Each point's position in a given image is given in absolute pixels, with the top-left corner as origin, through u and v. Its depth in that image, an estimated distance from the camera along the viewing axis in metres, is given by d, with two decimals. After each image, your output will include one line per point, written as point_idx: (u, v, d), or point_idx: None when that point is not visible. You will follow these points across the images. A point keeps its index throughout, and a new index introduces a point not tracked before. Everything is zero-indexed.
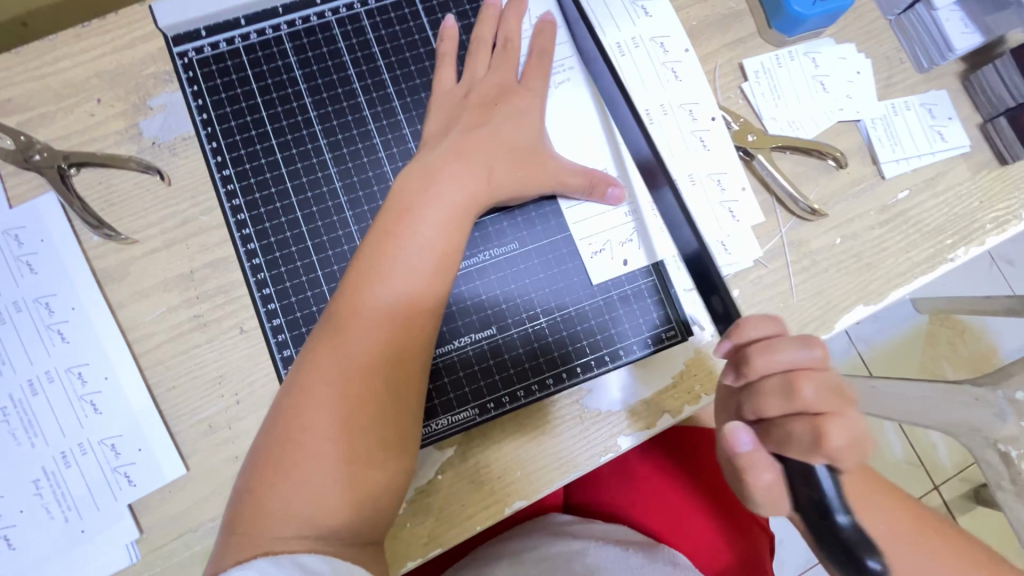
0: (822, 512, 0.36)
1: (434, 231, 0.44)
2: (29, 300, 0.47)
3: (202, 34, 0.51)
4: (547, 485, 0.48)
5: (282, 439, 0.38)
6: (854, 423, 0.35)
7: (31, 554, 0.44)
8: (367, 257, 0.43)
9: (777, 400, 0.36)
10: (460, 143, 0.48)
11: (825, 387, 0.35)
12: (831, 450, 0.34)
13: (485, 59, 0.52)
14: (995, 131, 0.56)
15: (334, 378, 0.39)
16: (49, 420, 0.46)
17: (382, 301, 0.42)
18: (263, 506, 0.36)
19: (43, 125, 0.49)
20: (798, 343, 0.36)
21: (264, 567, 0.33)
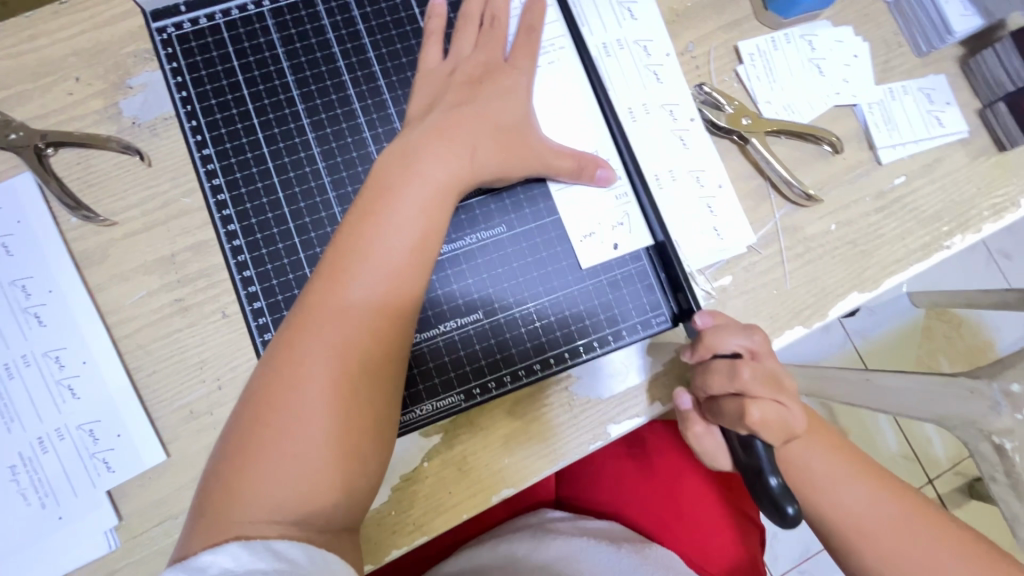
0: (757, 473, 0.38)
1: (415, 212, 0.43)
2: (5, 283, 0.46)
3: (182, 10, 0.50)
4: (534, 474, 0.47)
5: (255, 423, 0.37)
6: (779, 403, 0.41)
7: (7, 540, 0.44)
8: (346, 239, 0.42)
9: (720, 378, 0.42)
10: (445, 121, 0.46)
11: (760, 372, 0.41)
12: (750, 422, 0.39)
13: (472, 39, 0.50)
14: (994, 117, 0.55)
15: (310, 361, 0.38)
16: (25, 405, 0.45)
17: (360, 284, 0.41)
18: (234, 491, 0.36)
19: (19, 104, 0.48)
20: (745, 333, 0.44)
21: (237, 553, 0.33)
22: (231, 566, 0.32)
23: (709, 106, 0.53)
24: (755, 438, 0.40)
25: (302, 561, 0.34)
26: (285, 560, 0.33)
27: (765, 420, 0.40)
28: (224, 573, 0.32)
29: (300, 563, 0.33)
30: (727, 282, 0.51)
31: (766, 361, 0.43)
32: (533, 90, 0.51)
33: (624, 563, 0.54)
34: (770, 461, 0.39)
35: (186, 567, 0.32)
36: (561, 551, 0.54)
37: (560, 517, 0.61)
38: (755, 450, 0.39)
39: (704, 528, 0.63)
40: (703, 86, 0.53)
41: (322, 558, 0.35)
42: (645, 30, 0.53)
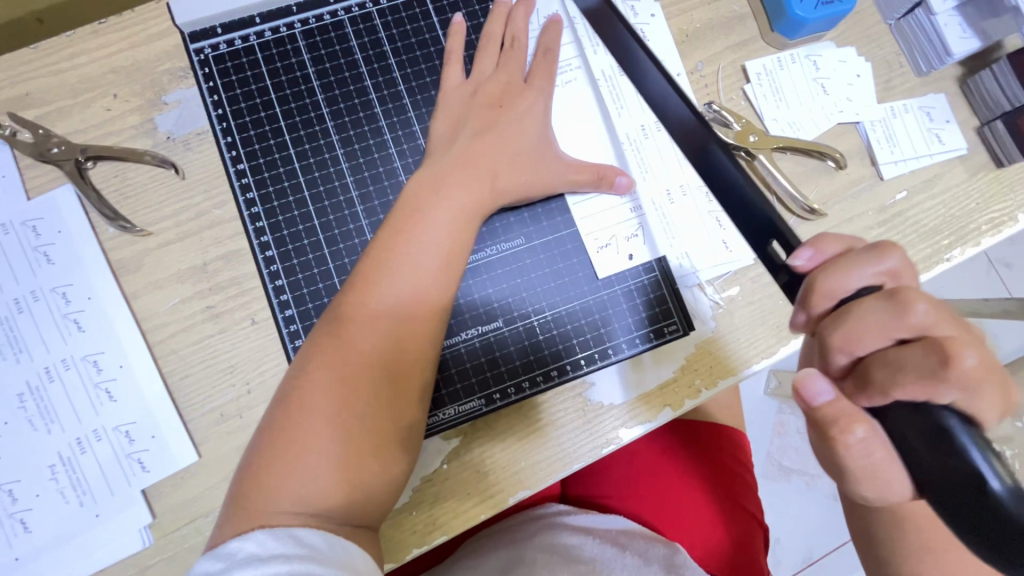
0: (977, 491, 0.28)
1: (440, 228, 0.45)
2: (46, 290, 0.48)
3: (218, 31, 0.52)
4: (548, 476, 0.49)
5: (285, 420, 0.39)
6: (970, 343, 0.31)
7: (46, 537, 0.46)
8: (374, 251, 0.44)
9: (879, 317, 0.33)
10: (471, 141, 0.49)
11: (936, 306, 0.32)
12: (960, 371, 0.29)
13: (491, 59, 0.53)
14: (992, 135, 0.57)
15: (343, 364, 0.41)
16: (64, 407, 0.47)
17: (388, 294, 0.43)
18: (262, 483, 0.38)
19: (60, 119, 0.50)
20: (881, 256, 0.35)
21: (262, 540, 0.35)
22: (257, 551, 0.34)
23: (718, 124, 0.55)
24: (952, 411, 0.29)
25: (322, 547, 0.36)
26: (305, 545, 0.35)
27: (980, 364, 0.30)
28: (250, 557, 0.34)
29: (319, 548, 0.36)
30: (734, 293, 0.53)
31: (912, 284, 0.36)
32: (553, 109, 0.53)
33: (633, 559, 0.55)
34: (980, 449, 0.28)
35: (217, 554, 0.35)
36: (573, 541, 0.57)
37: (567, 510, 0.63)
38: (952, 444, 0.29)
39: (703, 525, 0.66)
40: (712, 104, 0.55)
41: (340, 547, 0.37)
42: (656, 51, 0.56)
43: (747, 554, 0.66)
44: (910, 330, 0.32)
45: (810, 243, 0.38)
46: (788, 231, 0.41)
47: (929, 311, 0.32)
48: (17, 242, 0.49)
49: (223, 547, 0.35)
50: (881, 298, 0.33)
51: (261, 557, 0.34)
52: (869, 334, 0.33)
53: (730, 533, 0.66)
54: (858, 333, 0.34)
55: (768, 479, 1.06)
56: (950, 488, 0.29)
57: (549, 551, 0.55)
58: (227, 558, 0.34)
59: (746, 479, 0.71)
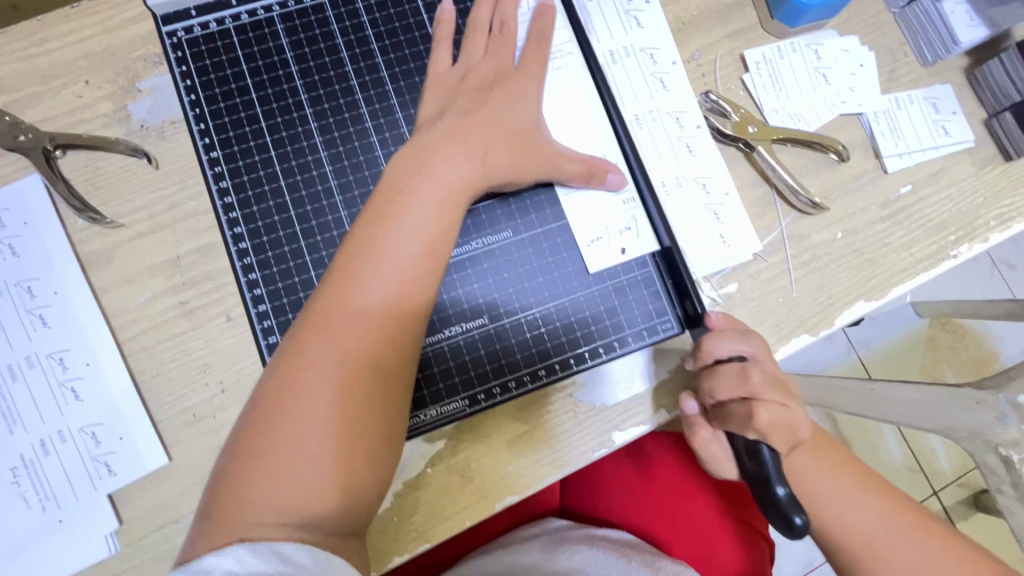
0: (763, 483, 0.38)
1: (425, 216, 0.43)
2: (11, 284, 0.46)
3: (192, 14, 0.50)
4: (538, 481, 0.47)
5: (264, 424, 0.37)
6: (786, 408, 0.41)
7: (5, 544, 0.43)
8: (357, 240, 0.42)
9: (730, 379, 0.42)
10: (455, 125, 0.47)
11: (770, 378, 0.42)
12: (758, 424, 0.40)
13: (479, 46, 0.51)
14: (1001, 127, 0.55)
15: (326, 362, 0.38)
16: (28, 407, 0.45)
17: (371, 287, 0.41)
18: (241, 492, 0.36)
19: (29, 106, 0.48)
20: (742, 337, 0.44)
21: (241, 555, 0.33)
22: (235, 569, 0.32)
23: (715, 114, 0.53)
24: (760, 443, 0.39)
25: (307, 564, 0.34)
26: (290, 563, 0.33)
27: (772, 418, 0.40)
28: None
29: (304, 566, 0.34)
30: (733, 289, 0.51)
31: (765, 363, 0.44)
32: (544, 98, 0.51)
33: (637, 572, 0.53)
34: (777, 469, 0.38)
35: (190, 569, 0.32)
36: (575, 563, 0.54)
37: (565, 526, 0.61)
38: (761, 458, 0.39)
39: (713, 539, 0.62)
40: (709, 93, 0.53)
41: (326, 562, 0.35)
42: (651, 37, 0.53)
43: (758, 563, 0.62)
44: (746, 391, 0.41)
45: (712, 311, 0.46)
46: (694, 297, 0.48)
47: (763, 379, 0.42)
48: None
49: (197, 564, 0.33)
50: (736, 364, 0.42)
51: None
52: (722, 388, 0.43)
53: (737, 544, 0.62)
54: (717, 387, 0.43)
55: None
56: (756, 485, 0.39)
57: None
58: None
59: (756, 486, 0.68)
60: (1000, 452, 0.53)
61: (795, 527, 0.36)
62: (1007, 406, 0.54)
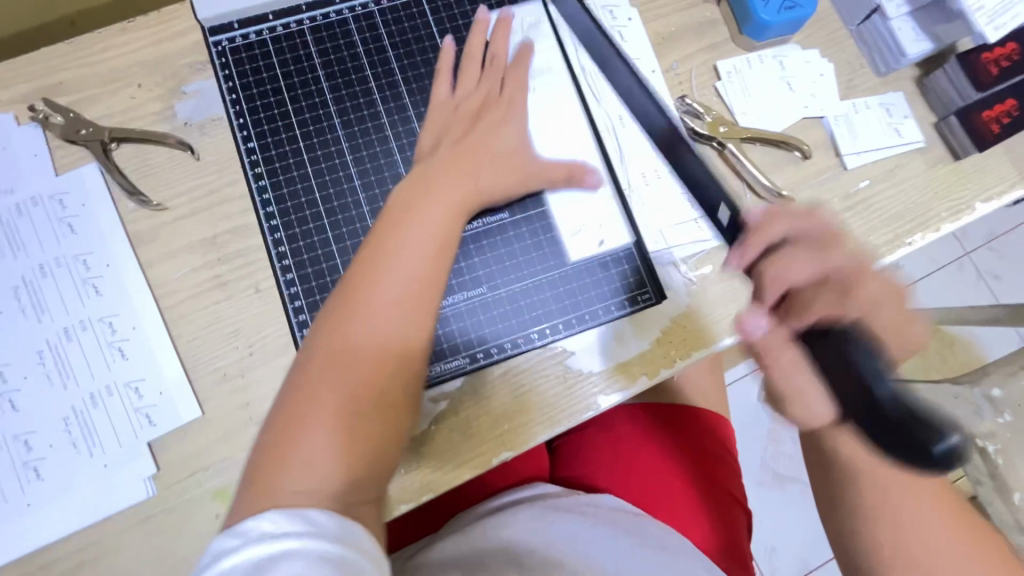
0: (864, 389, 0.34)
1: (435, 224, 0.49)
2: (69, 258, 0.52)
3: (235, 26, 0.57)
4: (532, 438, 0.52)
5: (295, 405, 0.41)
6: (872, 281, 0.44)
7: (55, 485, 0.49)
8: (376, 244, 0.47)
9: (804, 262, 0.43)
10: (459, 146, 0.53)
11: (848, 256, 0.44)
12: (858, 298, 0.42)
13: (471, 75, 0.57)
14: (948, 130, 0.61)
15: (351, 352, 0.43)
16: (80, 364, 0.51)
17: (388, 287, 0.45)
18: (277, 466, 0.39)
19: (90, 106, 0.56)
20: (806, 217, 0.45)
21: (275, 518, 0.36)
22: (271, 529, 0.35)
23: (690, 116, 0.60)
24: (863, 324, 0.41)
25: (327, 524, 0.36)
26: (314, 523, 0.36)
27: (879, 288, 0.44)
28: (264, 535, 0.35)
29: (325, 526, 0.36)
30: (707, 272, 0.57)
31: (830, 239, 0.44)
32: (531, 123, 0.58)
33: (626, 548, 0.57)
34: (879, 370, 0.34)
35: (231, 531, 0.35)
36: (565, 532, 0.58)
37: (553, 492, 0.66)
38: (850, 359, 0.35)
39: (685, 509, 0.69)
40: (685, 98, 0.60)
41: (349, 528, 0.37)
42: (634, 49, 0.61)
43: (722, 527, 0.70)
44: (825, 264, 0.43)
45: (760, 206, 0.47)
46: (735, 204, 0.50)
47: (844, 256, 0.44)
48: (45, 214, 0.53)
49: (239, 526, 0.35)
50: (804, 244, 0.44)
51: (273, 535, 0.35)
52: (800, 270, 0.43)
53: (703, 511, 0.69)
54: (785, 273, 0.43)
55: (763, 486, 1.19)
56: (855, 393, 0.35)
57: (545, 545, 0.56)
58: (240, 536, 0.35)
59: (723, 457, 0.76)
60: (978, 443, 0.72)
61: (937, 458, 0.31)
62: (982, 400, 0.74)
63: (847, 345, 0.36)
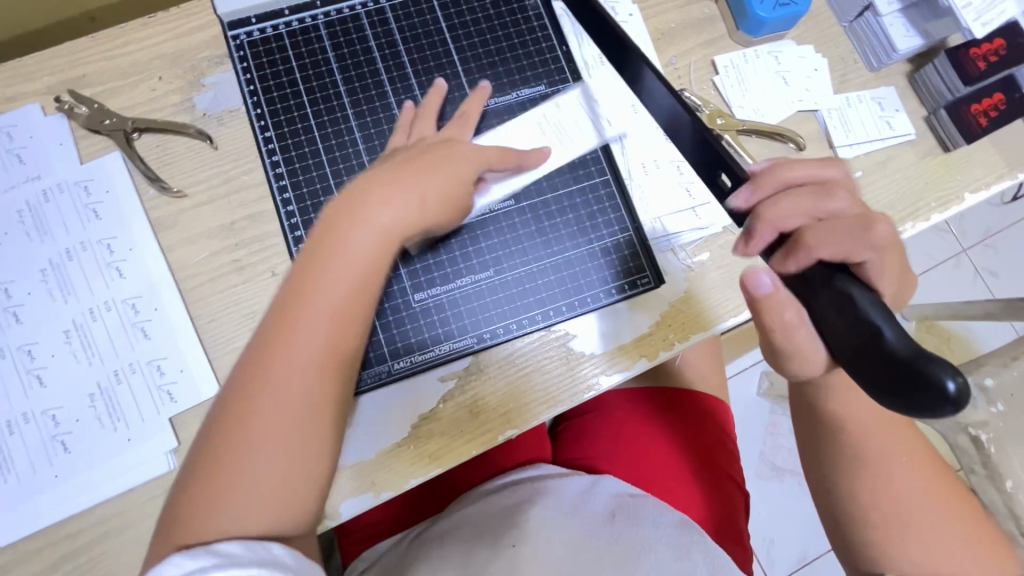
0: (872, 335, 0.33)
1: (361, 252, 0.45)
2: (93, 242, 0.55)
3: (253, 21, 0.60)
4: (536, 416, 0.55)
5: (213, 449, 0.40)
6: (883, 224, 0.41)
7: (81, 457, 0.51)
8: (295, 276, 0.44)
9: (809, 200, 0.41)
10: (400, 163, 0.49)
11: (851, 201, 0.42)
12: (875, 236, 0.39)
13: (430, 125, 0.57)
14: (938, 122, 0.63)
15: (262, 397, 0.41)
16: (104, 343, 0.53)
17: (305, 326, 0.43)
18: (197, 512, 0.39)
19: (112, 97, 0.58)
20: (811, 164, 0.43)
21: (180, 562, 0.36)
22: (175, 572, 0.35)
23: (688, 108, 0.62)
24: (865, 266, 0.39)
25: (239, 553, 0.37)
26: (224, 555, 0.37)
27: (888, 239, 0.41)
28: None
29: (238, 556, 0.37)
30: (705, 258, 0.59)
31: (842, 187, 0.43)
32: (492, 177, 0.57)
33: (605, 534, 0.59)
34: (880, 311, 0.34)
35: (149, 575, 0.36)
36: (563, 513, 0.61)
37: (555, 473, 0.69)
38: (857, 308, 0.35)
39: (683, 489, 0.71)
40: (684, 90, 0.62)
41: (263, 550, 0.38)
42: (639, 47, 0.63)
43: (714, 503, 0.72)
44: (822, 212, 0.41)
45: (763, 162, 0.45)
46: (736, 165, 0.43)
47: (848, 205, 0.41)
48: (70, 200, 0.55)
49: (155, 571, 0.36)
50: (811, 188, 0.42)
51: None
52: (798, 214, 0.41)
53: (694, 487, 0.72)
54: (781, 214, 0.41)
55: (761, 478, 1.21)
56: (863, 340, 0.34)
57: (542, 522, 0.59)
58: None
59: (717, 437, 0.78)
60: (970, 432, 0.74)
61: (947, 394, 0.30)
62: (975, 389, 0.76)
63: (861, 292, 0.35)
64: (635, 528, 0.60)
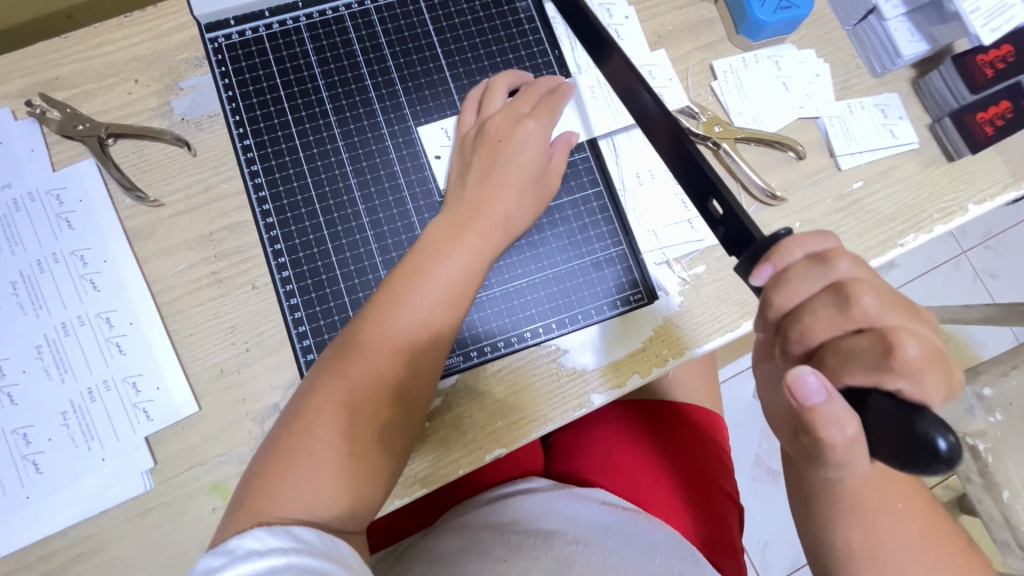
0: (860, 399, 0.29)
1: (457, 268, 0.48)
2: (67, 253, 0.53)
3: (231, 23, 0.57)
4: (527, 434, 0.53)
5: (297, 431, 0.42)
6: (919, 333, 0.30)
7: (54, 478, 0.49)
8: (395, 280, 0.48)
9: (827, 314, 0.31)
10: (483, 184, 0.52)
11: (883, 297, 0.31)
12: (904, 358, 0.28)
13: (500, 98, 0.56)
14: (943, 131, 0.61)
15: (349, 387, 0.44)
16: (78, 359, 0.51)
17: (398, 330, 0.46)
18: (271, 490, 0.40)
19: (86, 101, 0.56)
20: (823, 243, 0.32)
21: (261, 536, 0.37)
22: (255, 546, 0.36)
23: (685, 115, 0.60)
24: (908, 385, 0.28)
25: (312, 539, 0.37)
26: (301, 540, 0.37)
27: (921, 352, 0.29)
28: (249, 553, 0.36)
29: (313, 543, 0.37)
30: (700, 271, 0.57)
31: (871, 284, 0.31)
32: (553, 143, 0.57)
33: (597, 546, 0.57)
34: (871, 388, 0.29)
35: (218, 549, 0.37)
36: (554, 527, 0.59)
37: (546, 486, 0.68)
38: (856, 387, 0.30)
39: (675, 504, 0.70)
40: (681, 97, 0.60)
41: (332, 543, 0.38)
42: (645, 57, 0.61)
43: (707, 520, 0.71)
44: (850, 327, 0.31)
45: (768, 257, 0.33)
46: (728, 193, 0.39)
47: (877, 300, 0.30)
48: (42, 209, 0.53)
49: (224, 544, 0.37)
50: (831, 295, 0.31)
51: (260, 552, 0.36)
52: (821, 329, 0.31)
53: (688, 504, 0.71)
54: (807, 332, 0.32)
55: (757, 481, 1.20)
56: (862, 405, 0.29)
57: (531, 532, 0.58)
58: (228, 553, 0.36)
59: (711, 451, 0.77)
60: (968, 441, 0.73)
61: (940, 452, 0.25)
62: (974, 399, 0.74)
63: (883, 399, 0.28)
64: (629, 545, 0.58)
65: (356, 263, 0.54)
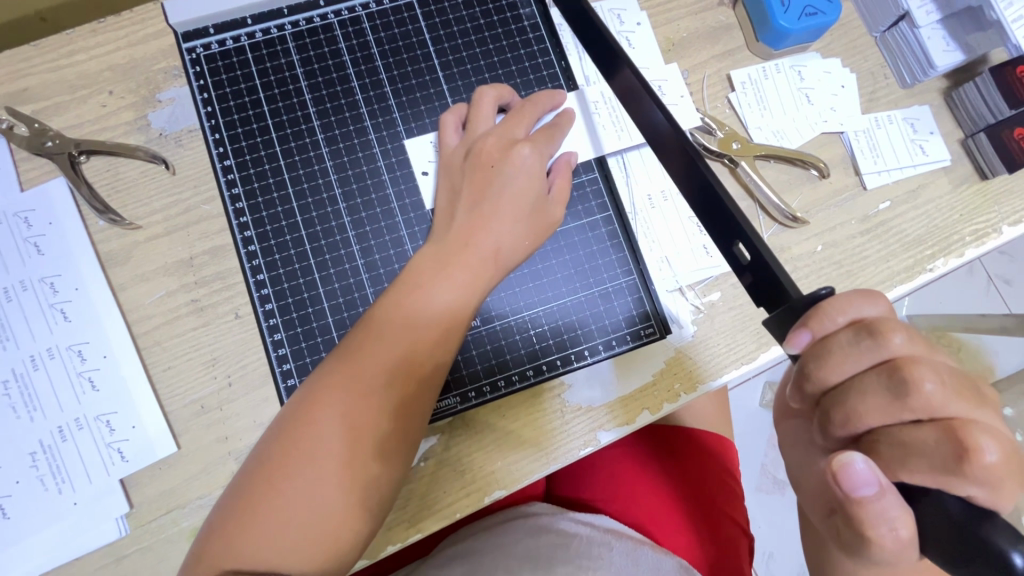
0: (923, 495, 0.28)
1: (446, 301, 0.45)
2: (35, 280, 0.49)
3: (211, 32, 0.53)
4: (528, 476, 0.49)
5: (267, 475, 0.39)
6: (990, 424, 0.28)
7: (23, 523, 0.46)
8: (379, 311, 0.44)
9: (880, 398, 0.28)
10: (477, 209, 0.47)
11: (948, 382, 0.28)
12: (977, 461, 0.26)
13: (487, 116, 0.51)
14: (976, 147, 0.57)
15: (324, 433, 0.40)
16: (48, 395, 0.48)
17: (380, 367, 0.42)
18: (238, 537, 0.38)
19: (57, 115, 0.52)
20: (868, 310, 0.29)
21: None
22: None
23: (701, 132, 0.56)
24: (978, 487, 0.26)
25: None
26: None
27: (1000, 453, 0.27)
28: None
29: None
30: (716, 298, 0.53)
31: (931, 364, 0.28)
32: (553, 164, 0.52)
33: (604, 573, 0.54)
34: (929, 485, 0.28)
35: None
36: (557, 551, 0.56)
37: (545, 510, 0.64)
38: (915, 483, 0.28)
39: (681, 533, 0.67)
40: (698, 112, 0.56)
41: None
42: (657, 70, 0.56)
43: (714, 554, 0.67)
44: (908, 414, 0.28)
45: (805, 322, 0.30)
46: (755, 236, 0.36)
47: (939, 386, 0.28)
48: (9, 232, 0.50)
49: None
50: (888, 378, 0.28)
51: None
52: (872, 414, 0.29)
53: (694, 534, 0.67)
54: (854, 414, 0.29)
55: (762, 492, 1.16)
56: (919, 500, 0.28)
57: (532, 559, 0.55)
58: None
59: (720, 477, 0.73)
60: None
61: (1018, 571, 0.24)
62: None
63: (947, 499, 0.27)
64: (636, 567, 0.56)
65: (345, 295, 0.51)
